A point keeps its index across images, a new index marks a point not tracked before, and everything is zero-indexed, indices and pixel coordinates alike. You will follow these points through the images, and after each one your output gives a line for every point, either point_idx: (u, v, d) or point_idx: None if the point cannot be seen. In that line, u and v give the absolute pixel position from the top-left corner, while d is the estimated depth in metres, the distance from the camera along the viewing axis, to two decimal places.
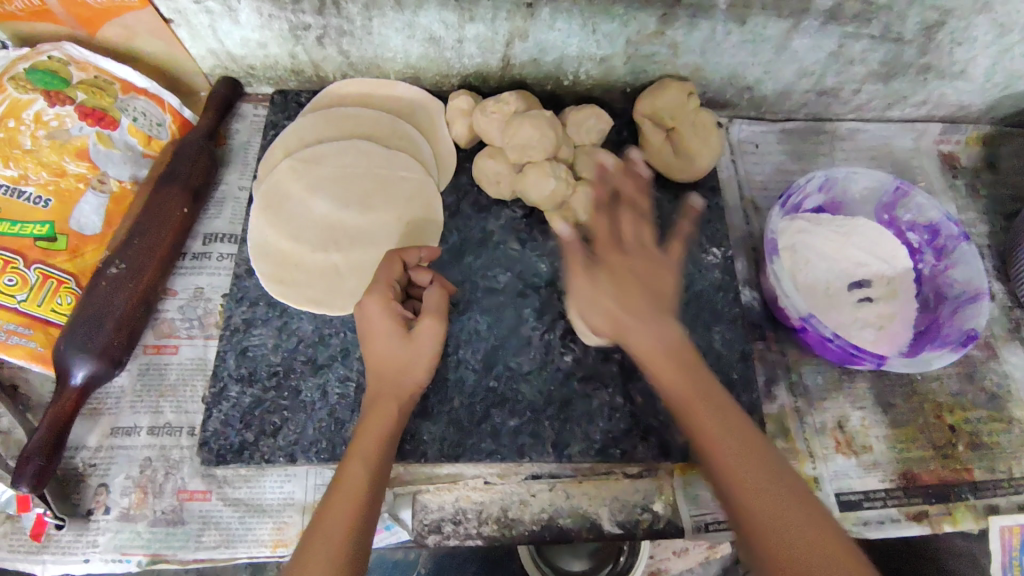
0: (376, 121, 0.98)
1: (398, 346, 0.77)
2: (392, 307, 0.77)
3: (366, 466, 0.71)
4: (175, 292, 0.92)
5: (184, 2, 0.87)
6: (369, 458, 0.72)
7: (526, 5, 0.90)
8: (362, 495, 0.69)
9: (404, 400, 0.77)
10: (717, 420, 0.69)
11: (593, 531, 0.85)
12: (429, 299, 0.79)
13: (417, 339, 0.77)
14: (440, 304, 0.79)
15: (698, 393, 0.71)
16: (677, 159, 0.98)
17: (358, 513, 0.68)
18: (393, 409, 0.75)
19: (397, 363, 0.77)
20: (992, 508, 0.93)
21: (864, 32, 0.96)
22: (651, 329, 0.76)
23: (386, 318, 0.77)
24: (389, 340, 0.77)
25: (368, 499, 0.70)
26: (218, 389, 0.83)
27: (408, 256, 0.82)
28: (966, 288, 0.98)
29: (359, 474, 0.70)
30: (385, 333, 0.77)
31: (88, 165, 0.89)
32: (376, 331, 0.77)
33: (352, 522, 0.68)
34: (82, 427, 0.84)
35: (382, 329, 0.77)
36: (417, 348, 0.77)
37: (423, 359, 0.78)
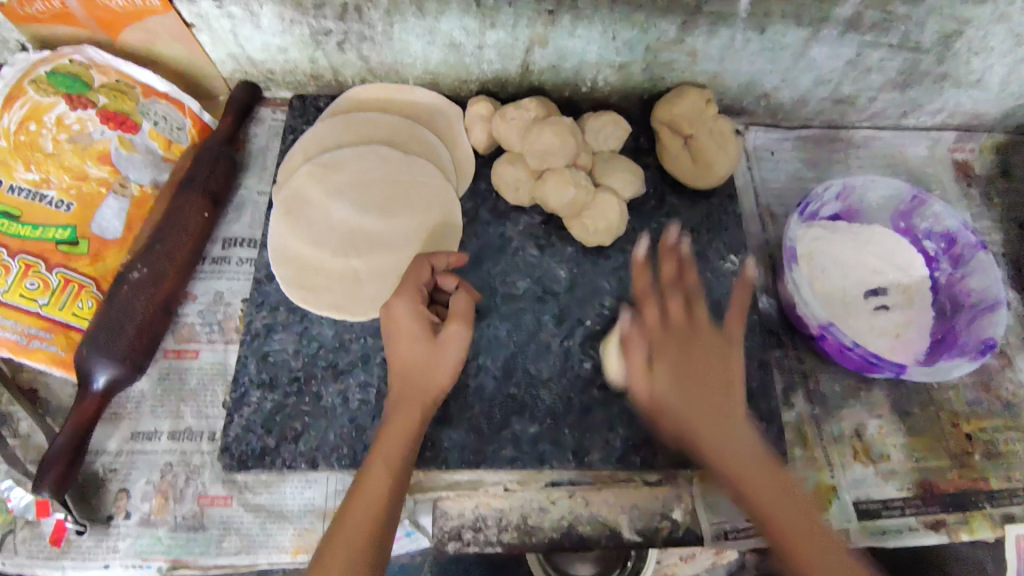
0: (395, 126, 0.98)
1: (422, 349, 0.76)
2: (418, 308, 0.78)
3: (391, 469, 0.71)
4: (195, 297, 0.92)
5: (207, 6, 0.87)
6: (392, 462, 0.72)
7: (547, 12, 0.90)
8: (384, 498, 0.69)
9: (428, 404, 0.76)
10: (738, 452, 0.70)
11: (613, 539, 0.85)
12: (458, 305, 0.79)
13: (442, 343, 0.76)
14: (467, 310, 0.79)
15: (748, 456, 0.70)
16: (695, 167, 0.98)
17: (379, 518, 0.68)
18: (417, 413, 0.75)
19: (420, 367, 0.76)
20: (1008, 517, 0.93)
21: (883, 41, 0.96)
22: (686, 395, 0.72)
23: (411, 319, 0.77)
24: (413, 341, 0.76)
25: (390, 501, 0.70)
26: (239, 395, 0.83)
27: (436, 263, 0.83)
28: (983, 297, 0.98)
29: (382, 478, 0.70)
30: (409, 335, 0.77)
31: (109, 169, 0.90)
32: (401, 332, 0.77)
33: (373, 527, 0.68)
34: (102, 431, 0.84)
35: (408, 333, 0.77)
36: (441, 352, 0.76)
37: (447, 366, 0.77)
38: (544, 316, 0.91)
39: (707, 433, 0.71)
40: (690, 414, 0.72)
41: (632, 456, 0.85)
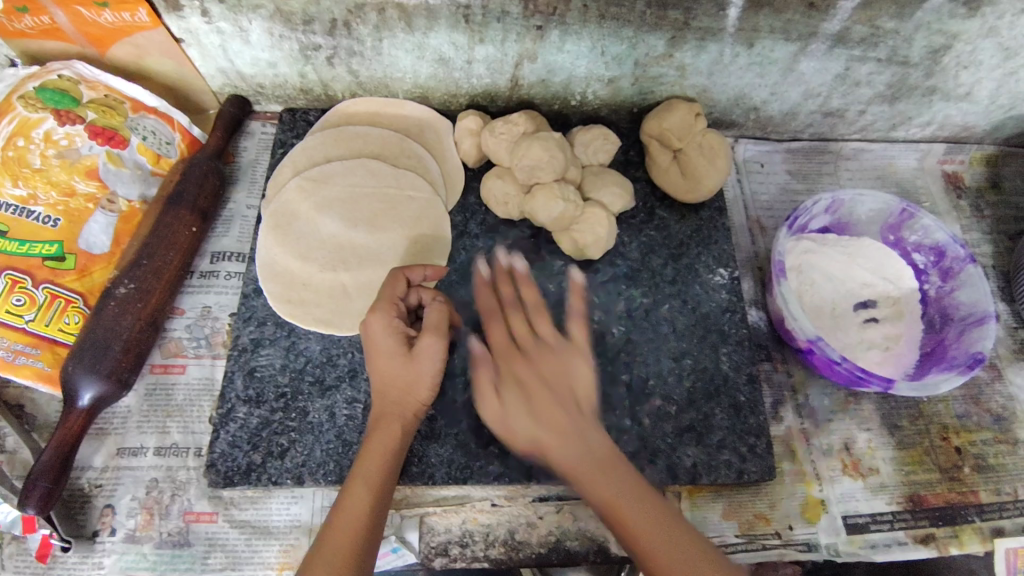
0: (384, 140, 0.99)
1: (399, 365, 0.76)
2: (395, 324, 0.77)
3: (371, 485, 0.71)
4: (183, 311, 0.91)
5: (196, 22, 0.88)
6: (374, 479, 0.72)
7: (536, 27, 0.91)
8: (364, 513, 0.69)
9: (408, 420, 0.77)
10: (614, 485, 0.70)
11: (601, 554, 0.85)
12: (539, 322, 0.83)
13: (417, 358, 0.76)
14: (441, 322, 0.78)
15: (617, 488, 0.69)
16: (684, 180, 0.99)
17: (360, 533, 0.68)
18: (398, 428, 0.75)
19: (400, 384, 0.76)
20: (998, 531, 0.93)
21: (871, 55, 0.96)
22: (569, 445, 0.72)
23: (388, 336, 0.77)
24: (391, 358, 0.76)
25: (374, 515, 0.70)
26: (226, 410, 0.82)
27: (412, 275, 0.82)
28: (972, 310, 0.98)
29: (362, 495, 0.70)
30: (387, 352, 0.76)
31: (96, 184, 0.90)
32: (378, 348, 0.77)
33: (355, 540, 0.67)
34: (88, 447, 0.84)
35: (385, 348, 0.77)
36: (420, 366, 0.76)
37: (425, 378, 0.77)
38: None
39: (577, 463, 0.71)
40: (569, 455, 0.72)
41: None
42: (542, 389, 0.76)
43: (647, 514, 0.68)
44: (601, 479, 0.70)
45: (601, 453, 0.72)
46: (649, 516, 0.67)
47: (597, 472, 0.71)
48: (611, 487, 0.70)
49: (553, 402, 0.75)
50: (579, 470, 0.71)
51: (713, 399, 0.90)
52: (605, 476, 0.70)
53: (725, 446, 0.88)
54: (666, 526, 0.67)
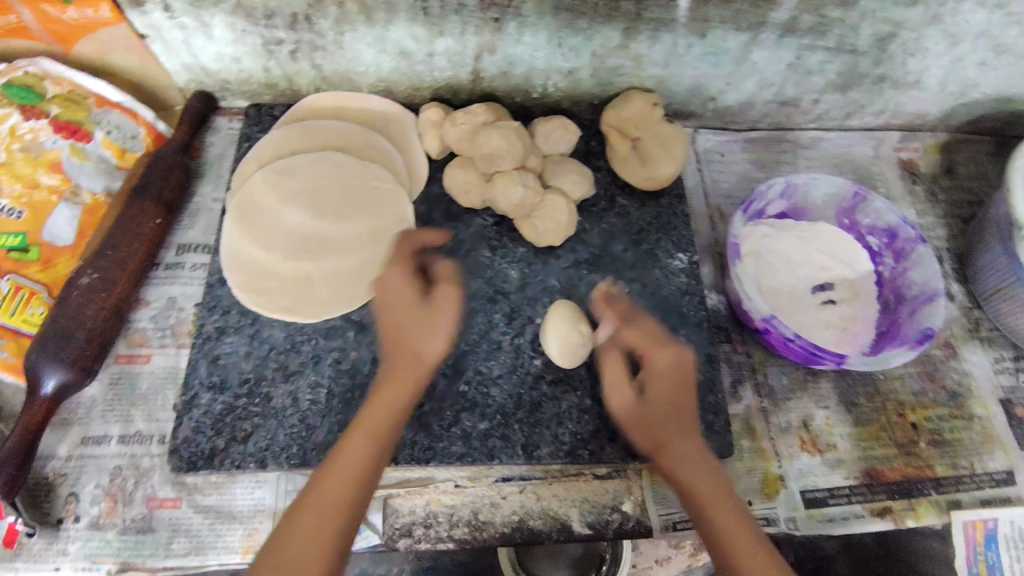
0: (348, 133, 1.00)
1: (417, 312, 0.76)
2: (409, 278, 0.78)
3: (373, 437, 0.72)
4: (148, 302, 0.92)
5: (158, 17, 0.89)
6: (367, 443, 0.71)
7: (493, 19, 0.93)
8: (354, 479, 0.69)
9: (427, 371, 0.75)
10: (693, 476, 0.75)
11: (564, 533, 0.86)
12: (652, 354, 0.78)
13: (435, 309, 0.76)
14: (455, 275, 0.79)
15: (712, 473, 0.76)
16: (643, 168, 1.02)
17: (356, 484, 0.69)
18: (414, 378, 0.74)
19: (420, 333, 0.75)
20: (955, 503, 0.95)
21: (820, 44, 1.00)
22: (670, 407, 0.77)
23: (402, 286, 0.77)
24: (406, 305, 0.76)
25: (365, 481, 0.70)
26: (189, 397, 0.83)
27: (425, 238, 0.85)
28: (924, 288, 1.01)
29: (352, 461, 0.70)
30: (406, 301, 0.76)
31: (60, 177, 0.90)
32: (393, 296, 0.77)
33: (351, 490, 0.69)
34: (52, 436, 0.84)
35: (401, 294, 0.77)
36: (438, 319, 0.76)
37: (441, 330, 0.76)
38: (494, 316, 0.93)
39: (674, 440, 0.76)
40: (666, 428, 0.77)
41: (580, 450, 0.86)
42: (675, 374, 0.78)
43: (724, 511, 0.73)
44: (693, 466, 0.76)
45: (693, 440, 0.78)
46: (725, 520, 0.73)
47: (685, 453, 0.76)
48: (703, 470, 0.76)
49: (669, 378, 0.78)
50: (665, 430, 0.77)
51: None
52: (694, 464, 0.76)
53: None
54: (744, 528, 0.73)
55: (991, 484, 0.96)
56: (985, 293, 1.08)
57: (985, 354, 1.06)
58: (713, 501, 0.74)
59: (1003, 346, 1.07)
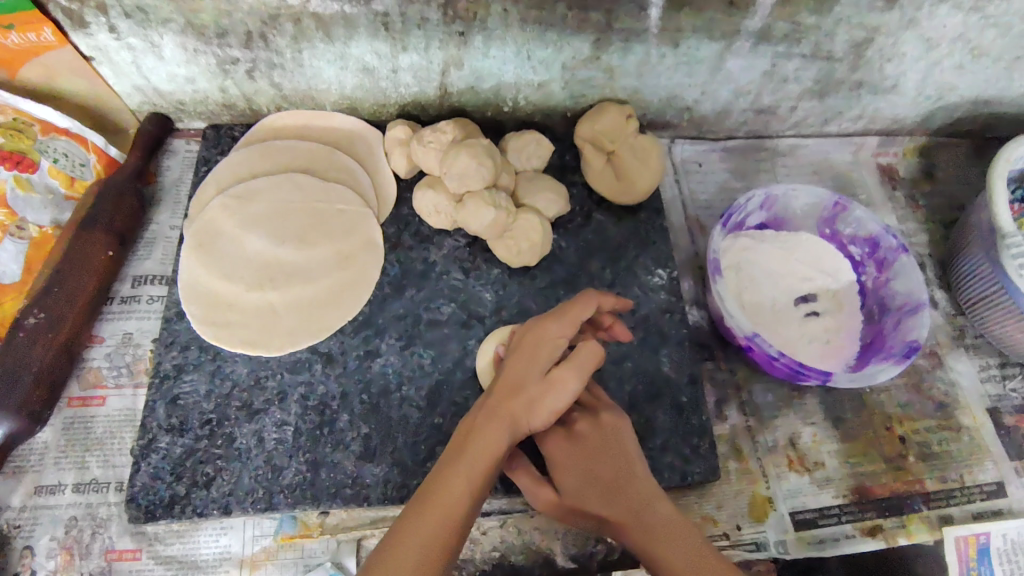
0: (312, 153, 0.97)
1: (535, 377, 0.70)
2: (557, 344, 0.72)
3: (473, 468, 0.64)
4: (102, 339, 0.87)
5: (104, 38, 0.85)
6: (484, 458, 0.65)
7: (459, 33, 0.89)
8: (466, 496, 0.62)
9: (523, 426, 0.69)
10: (649, 524, 0.68)
11: (547, 567, 0.83)
12: (549, 398, 0.70)
13: (554, 384, 0.70)
14: (591, 363, 0.70)
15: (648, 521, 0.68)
16: (618, 182, 0.99)
17: (456, 518, 0.61)
18: (508, 426, 0.68)
19: (525, 398, 0.69)
20: (946, 518, 0.93)
21: (795, 51, 0.97)
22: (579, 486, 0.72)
23: (552, 347, 0.72)
24: (533, 367, 0.71)
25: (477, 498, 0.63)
26: (147, 441, 0.79)
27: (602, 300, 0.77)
28: (908, 299, 0.98)
29: (467, 473, 0.64)
30: (531, 358, 0.71)
31: (5, 211, 0.85)
32: (532, 350, 0.72)
33: (451, 526, 0.60)
34: (3, 487, 0.79)
35: (537, 355, 0.72)
36: (552, 394, 0.69)
37: (551, 404, 0.70)
38: (469, 342, 0.89)
39: (599, 506, 0.70)
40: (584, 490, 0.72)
41: None
42: (586, 465, 0.72)
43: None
44: (668, 547, 0.66)
45: (618, 501, 0.70)
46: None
47: (620, 514, 0.69)
48: (638, 520, 0.68)
49: (582, 468, 0.72)
50: (586, 501, 0.71)
51: (655, 401, 0.89)
52: (673, 538, 0.66)
53: (668, 449, 0.87)
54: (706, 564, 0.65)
55: (982, 497, 0.95)
56: (967, 300, 1.06)
57: (970, 362, 1.04)
58: (656, 542, 0.67)
59: (989, 353, 1.05)
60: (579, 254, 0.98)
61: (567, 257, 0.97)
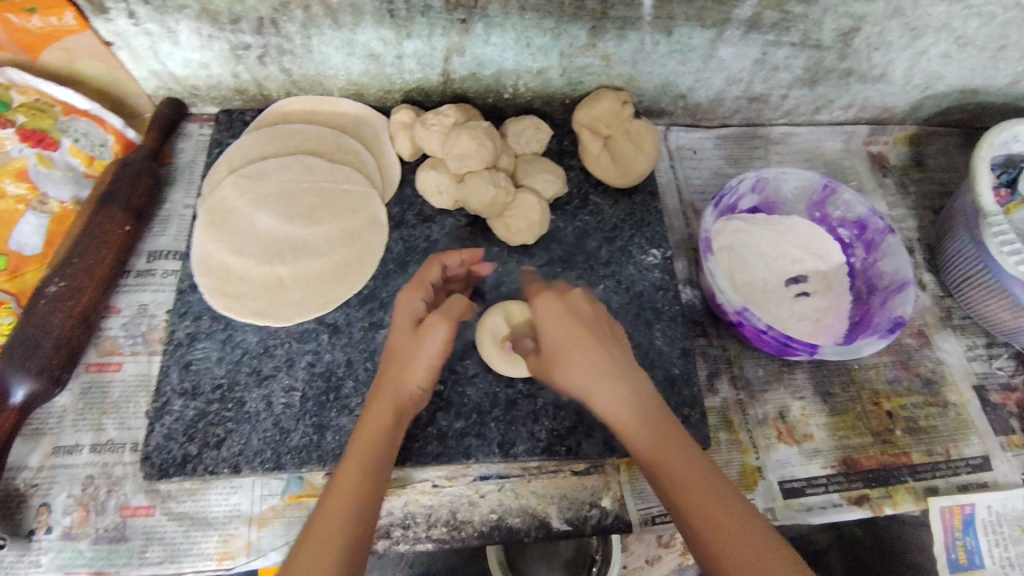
0: (320, 137, 1.01)
1: (405, 334, 0.77)
2: (415, 304, 0.79)
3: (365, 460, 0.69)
4: (119, 310, 0.91)
5: (123, 24, 0.89)
6: (367, 456, 0.69)
7: (460, 21, 0.94)
8: (355, 485, 0.67)
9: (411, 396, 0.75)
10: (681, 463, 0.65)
11: (542, 529, 0.86)
12: (427, 350, 0.75)
13: (423, 335, 0.75)
14: (453, 309, 0.76)
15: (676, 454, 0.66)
16: (614, 165, 1.03)
17: (350, 503, 0.65)
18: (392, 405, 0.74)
19: (400, 357, 0.76)
20: (932, 490, 0.95)
21: (785, 39, 1.01)
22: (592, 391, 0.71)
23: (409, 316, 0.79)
24: (401, 332, 0.78)
25: (371, 494, 0.67)
26: (160, 404, 0.82)
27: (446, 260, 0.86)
28: (895, 278, 1.01)
29: (356, 471, 0.68)
30: (403, 327, 0.78)
31: (27, 185, 0.90)
32: (399, 321, 0.79)
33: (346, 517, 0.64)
34: (22, 447, 0.83)
35: (399, 324, 0.79)
36: (424, 345, 0.75)
37: (426, 356, 0.75)
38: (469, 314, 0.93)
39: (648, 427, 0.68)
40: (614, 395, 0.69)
41: (557, 446, 0.86)
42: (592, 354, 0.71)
43: (711, 512, 0.62)
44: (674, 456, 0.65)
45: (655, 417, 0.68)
46: (700, 520, 0.62)
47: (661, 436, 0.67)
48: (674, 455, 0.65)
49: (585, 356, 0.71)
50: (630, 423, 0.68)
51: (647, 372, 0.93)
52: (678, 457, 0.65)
53: None
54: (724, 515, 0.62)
55: (967, 470, 0.97)
56: (954, 282, 1.09)
57: (957, 342, 1.07)
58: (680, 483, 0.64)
59: (976, 333, 1.08)
60: (575, 233, 1.02)
61: (564, 237, 1.01)
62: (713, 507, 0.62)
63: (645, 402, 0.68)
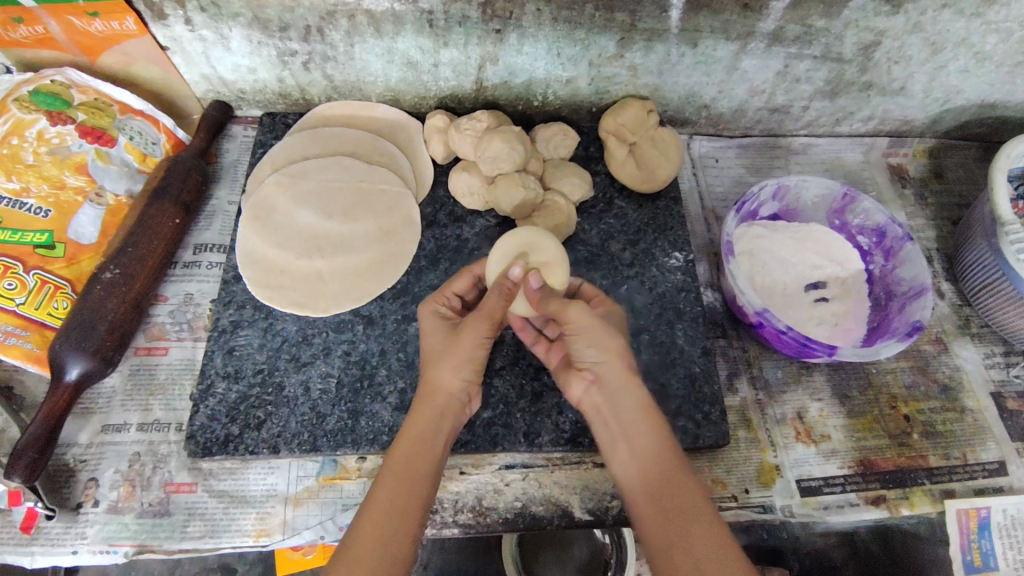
0: (358, 139, 1.06)
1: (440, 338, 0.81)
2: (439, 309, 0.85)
3: (400, 475, 0.72)
4: (166, 298, 0.97)
5: (179, 30, 0.95)
6: (404, 472, 0.72)
7: (495, 31, 0.98)
8: (399, 499, 0.70)
9: (450, 404, 0.78)
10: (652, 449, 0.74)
11: (565, 518, 0.89)
12: (464, 348, 0.78)
13: (460, 335, 0.79)
14: (492, 307, 0.78)
15: (654, 443, 0.74)
16: (639, 171, 1.06)
17: (389, 515, 0.69)
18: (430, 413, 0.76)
19: (437, 353, 0.80)
20: (948, 493, 0.97)
21: (807, 52, 1.04)
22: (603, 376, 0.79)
23: (434, 322, 0.84)
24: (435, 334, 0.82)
25: (419, 500, 0.71)
26: (205, 385, 0.87)
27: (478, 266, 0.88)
28: (912, 284, 1.03)
29: (390, 486, 0.71)
30: (439, 329, 0.83)
31: (85, 178, 0.95)
32: (428, 327, 0.84)
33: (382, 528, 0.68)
34: (73, 425, 0.88)
35: (433, 328, 0.83)
36: (461, 342, 0.78)
37: (464, 355, 0.78)
38: None
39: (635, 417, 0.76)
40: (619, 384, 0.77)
41: (581, 437, 0.89)
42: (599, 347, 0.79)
43: (666, 497, 0.71)
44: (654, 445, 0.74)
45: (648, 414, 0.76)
46: (679, 527, 0.68)
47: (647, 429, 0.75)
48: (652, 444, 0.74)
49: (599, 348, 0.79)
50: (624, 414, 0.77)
51: (669, 369, 0.96)
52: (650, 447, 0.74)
53: (681, 414, 0.93)
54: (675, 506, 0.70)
55: (983, 475, 0.99)
56: (973, 290, 1.11)
57: (975, 350, 1.09)
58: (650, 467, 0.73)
59: (993, 342, 1.10)
60: (600, 236, 1.05)
61: (590, 239, 1.05)
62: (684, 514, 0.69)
63: (639, 415, 0.76)
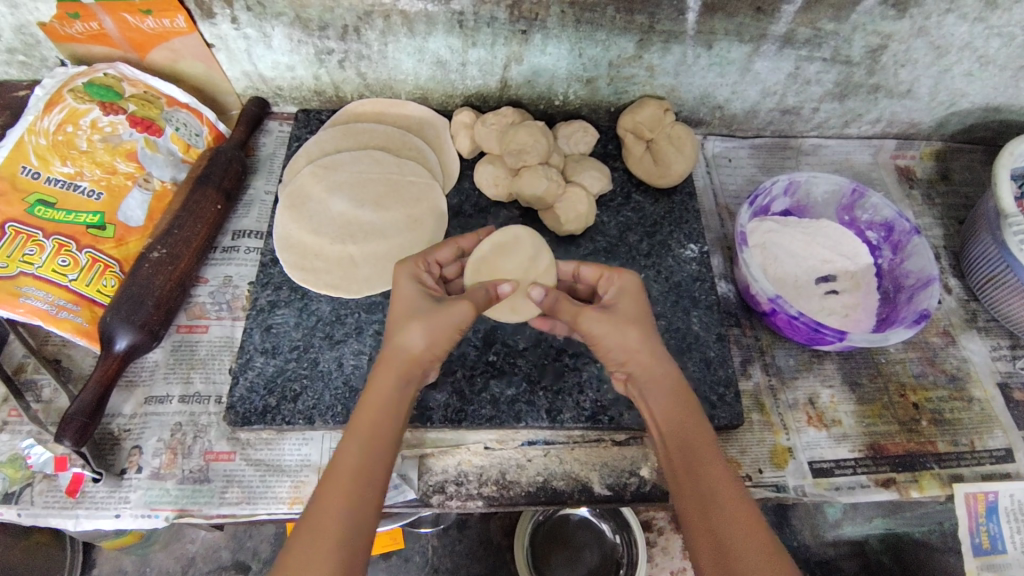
0: (389, 134, 1.10)
1: (422, 302, 0.78)
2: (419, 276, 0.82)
3: (365, 445, 0.67)
4: (206, 280, 1.03)
5: (225, 29, 1.01)
6: (368, 441, 0.68)
7: (521, 31, 1.04)
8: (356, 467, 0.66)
9: (415, 372, 0.74)
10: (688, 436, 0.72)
11: (585, 493, 0.92)
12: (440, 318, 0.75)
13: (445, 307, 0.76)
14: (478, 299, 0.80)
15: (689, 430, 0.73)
16: (656, 167, 1.11)
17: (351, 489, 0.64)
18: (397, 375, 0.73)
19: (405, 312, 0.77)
20: (957, 477, 0.99)
21: (817, 54, 1.09)
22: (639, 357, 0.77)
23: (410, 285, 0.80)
24: (413, 297, 0.78)
25: (381, 474, 0.67)
26: (244, 359, 0.92)
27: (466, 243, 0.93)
28: (920, 276, 1.07)
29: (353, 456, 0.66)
30: (412, 297, 0.79)
31: (135, 165, 1.01)
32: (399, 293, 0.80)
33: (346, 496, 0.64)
34: (118, 396, 0.93)
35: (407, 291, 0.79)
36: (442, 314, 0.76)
37: (445, 326, 0.75)
38: None
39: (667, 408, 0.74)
40: (653, 372, 0.77)
41: (600, 415, 0.93)
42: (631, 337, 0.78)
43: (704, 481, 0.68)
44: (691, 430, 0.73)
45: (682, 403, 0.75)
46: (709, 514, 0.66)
47: (686, 421, 0.73)
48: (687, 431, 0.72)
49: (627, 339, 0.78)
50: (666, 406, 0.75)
51: (685, 354, 1.00)
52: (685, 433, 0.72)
53: (697, 395, 0.97)
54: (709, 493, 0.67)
55: (991, 461, 1.01)
56: (980, 284, 1.15)
57: (982, 342, 1.12)
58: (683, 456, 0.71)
59: (1000, 335, 1.13)
60: (619, 228, 1.10)
61: (608, 230, 1.09)
62: (709, 495, 0.67)
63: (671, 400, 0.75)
